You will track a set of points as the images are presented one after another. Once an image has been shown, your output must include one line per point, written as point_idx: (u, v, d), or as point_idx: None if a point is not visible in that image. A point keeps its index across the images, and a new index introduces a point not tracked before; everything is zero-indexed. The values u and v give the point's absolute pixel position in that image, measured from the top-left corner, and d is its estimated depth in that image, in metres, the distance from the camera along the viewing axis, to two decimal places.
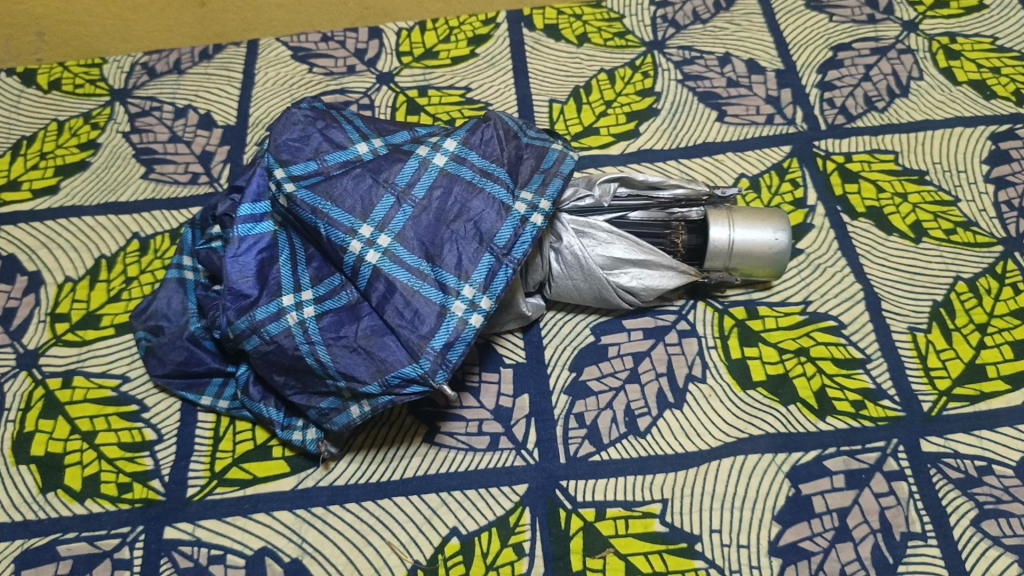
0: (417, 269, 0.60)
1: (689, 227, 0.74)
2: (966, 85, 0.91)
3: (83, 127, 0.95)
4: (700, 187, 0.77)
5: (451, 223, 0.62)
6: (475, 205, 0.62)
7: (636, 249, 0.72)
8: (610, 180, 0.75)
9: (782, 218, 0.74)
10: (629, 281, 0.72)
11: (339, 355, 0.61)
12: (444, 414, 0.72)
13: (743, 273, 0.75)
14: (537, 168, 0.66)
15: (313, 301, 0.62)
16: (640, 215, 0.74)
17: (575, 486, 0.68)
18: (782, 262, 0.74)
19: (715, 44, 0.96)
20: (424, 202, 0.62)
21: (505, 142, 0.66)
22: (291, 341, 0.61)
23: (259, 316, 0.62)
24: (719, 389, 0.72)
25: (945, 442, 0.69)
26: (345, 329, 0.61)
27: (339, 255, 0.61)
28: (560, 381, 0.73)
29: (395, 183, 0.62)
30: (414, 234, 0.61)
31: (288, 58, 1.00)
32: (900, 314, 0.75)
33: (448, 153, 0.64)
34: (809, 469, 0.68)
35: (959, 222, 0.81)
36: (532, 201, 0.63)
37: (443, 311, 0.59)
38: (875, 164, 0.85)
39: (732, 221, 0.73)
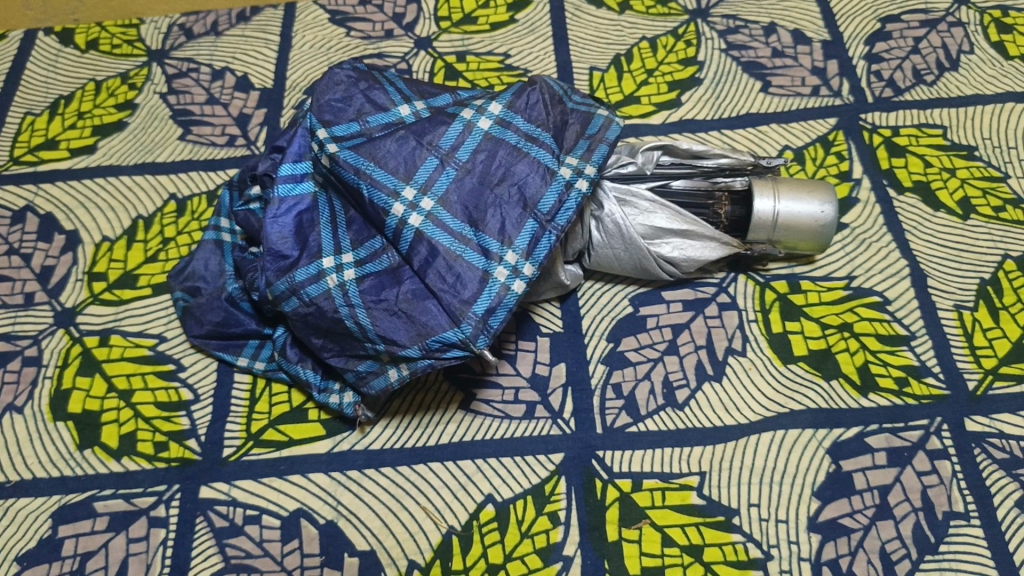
0: (460, 233, 0.59)
1: (733, 198, 0.73)
2: (1018, 60, 0.89)
3: (120, 88, 0.94)
4: (746, 157, 0.75)
5: (497, 186, 0.61)
6: (519, 169, 0.62)
7: (679, 219, 0.71)
8: (654, 148, 0.73)
9: (829, 189, 0.73)
10: (671, 251, 0.71)
11: (379, 319, 0.60)
12: (480, 380, 0.71)
13: (787, 246, 0.73)
14: (581, 134, 0.65)
15: (354, 264, 0.62)
16: (683, 184, 0.73)
17: (611, 456, 0.67)
18: (827, 235, 0.73)
19: (760, 13, 0.94)
20: (468, 165, 0.61)
21: (550, 106, 0.65)
22: (330, 303, 0.61)
23: (297, 278, 0.61)
24: (759, 362, 0.71)
25: (990, 422, 0.67)
26: (385, 293, 0.60)
27: (381, 218, 0.61)
28: (597, 351, 0.72)
29: (438, 146, 0.62)
30: (458, 197, 0.60)
31: (325, 21, 0.99)
32: (946, 292, 0.74)
33: (493, 117, 0.63)
34: (850, 446, 0.67)
35: (1009, 199, 0.79)
36: (577, 166, 0.63)
37: (487, 276, 0.58)
38: (922, 139, 0.83)
39: (777, 192, 0.72)
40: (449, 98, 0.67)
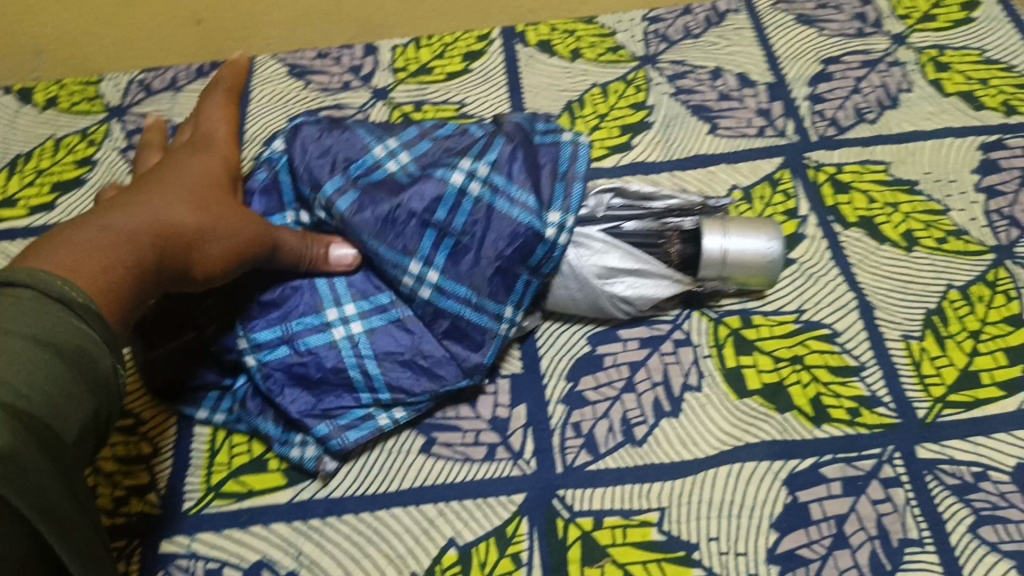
0: (463, 296, 0.69)
1: (682, 237, 0.75)
2: (955, 97, 0.92)
3: (80, 144, 0.96)
4: (695, 199, 0.78)
5: (491, 249, 0.69)
6: (507, 230, 0.69)
7: (631, 258, 0.72)
8: (604, 192, 0.76)
9: (775, 226, 0.75)
10: (624, 290, 0.73)
11: (390, 369, 0.69)
12: (440, 424, 0.72)
13: (734, 283, 0.75)
14: (554, 175, 0.70)
15: (359, 317, 0.70)
16: (633, 226, 0.76)
17: (572, 495, 0.68)
18: (774, 270, 0.74)
19: (707, 58, 0.98)
20: (466, 231, 0.69)
21: (525, 159, 0.71)
22: (332, 354, 0.69)
23: (294, 328, 0.69)
24: (715, 397, 0.72)
25: (941, 449, 0.69)
26: (394, 346, 0.69)
27: (391, 278, 0.70)
28: (556, 391, 0.73)
29: (436, 215, 0.69)
30: (461, 266, 0.69)
31: (283, 74, 1.01)
32: (893, 322, 0.76)
33: (480, 182, 0.70)
34: (805, 477, 0.68)
35: (951, 230, 0.82)
36: (561, 223, 0.69)
37: (489, 337, 0.69)
38: (865, 176, 0.86)
39: (725, 229, 0.74)
40: (429, 146, 0.75)
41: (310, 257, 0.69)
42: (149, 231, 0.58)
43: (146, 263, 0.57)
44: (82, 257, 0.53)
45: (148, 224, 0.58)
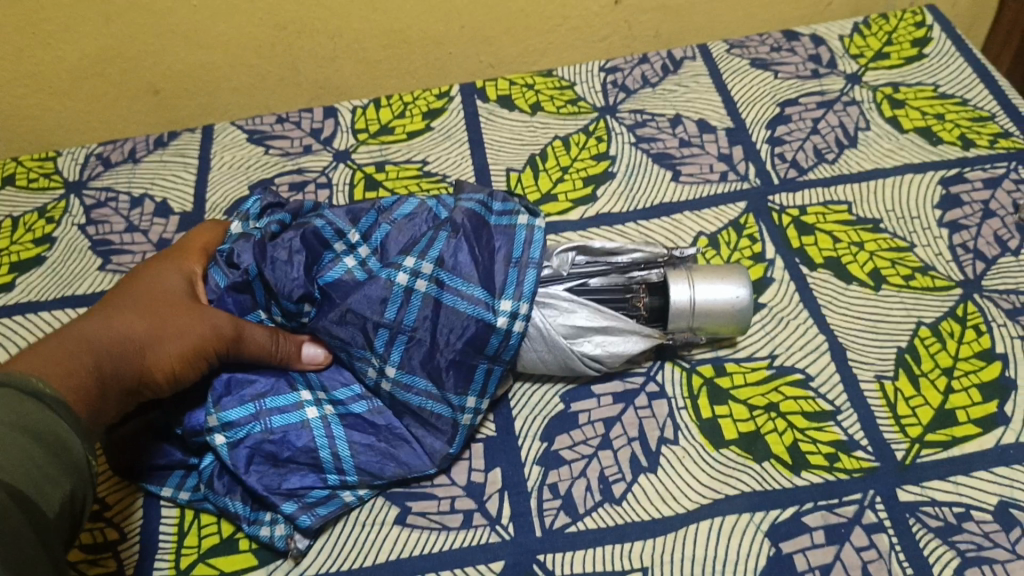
0: (428, 391, 0.68)
1: (650, 290, 0.74)
2: (913, 133, 0.93)
3: (38, 223, 0.95)
4: (660, 247, 0.77)
5: (443, 343, 0.68)
6: (460, 327, 0.68)
7: (598, 316, 0.71)
8: (568, 248, 0.75)
9: (742, 272, 0.74)
10: (593, 348, 0.72)
11: (360, 453, 0.68)
12: (414, 493, 0.70)
13: (705, 333, 0.75)
14: (508, 262, 0.69)
15: (331, 402, 0.69)
16: (599, 281, 0.75)
17: (552, 560, 0.66)
18: (745, 318, 0.74)
19: (666, 106, 0.99)
20: (416, 326, 0.68)
21: (478, 250, 0.69)
22: (304, 435, 0.68)
23: (269, 406, 0.68)
24: (692, 450, 0.71)
25: (922, 491, 0.68)
26: (365, 433, 0.69)
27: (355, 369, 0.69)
28: (532, 452, 0.72)
29: (385, 315, 0.67)
30: (415, 359, 0.68)
31: (243, 141, 1.01)
32: (866, 363, 0.76)
33: (427, 278, 0.68)
34: (788, 527, 0.67)
35: (917, 267, 0.82)
36: (512, 310, 0.68)
37: (454, 429, 0.69)
38: (829, 216, 0.86)
39: (692, 279, 0.73)
40: (388, 229, 0.72)
41: (281, 354, 0.68)
42: (102, 358, 0.60)
43: (100, 388, 0.59)
44: (49, 373, 0.55)
45: (98, 350, 0.60)
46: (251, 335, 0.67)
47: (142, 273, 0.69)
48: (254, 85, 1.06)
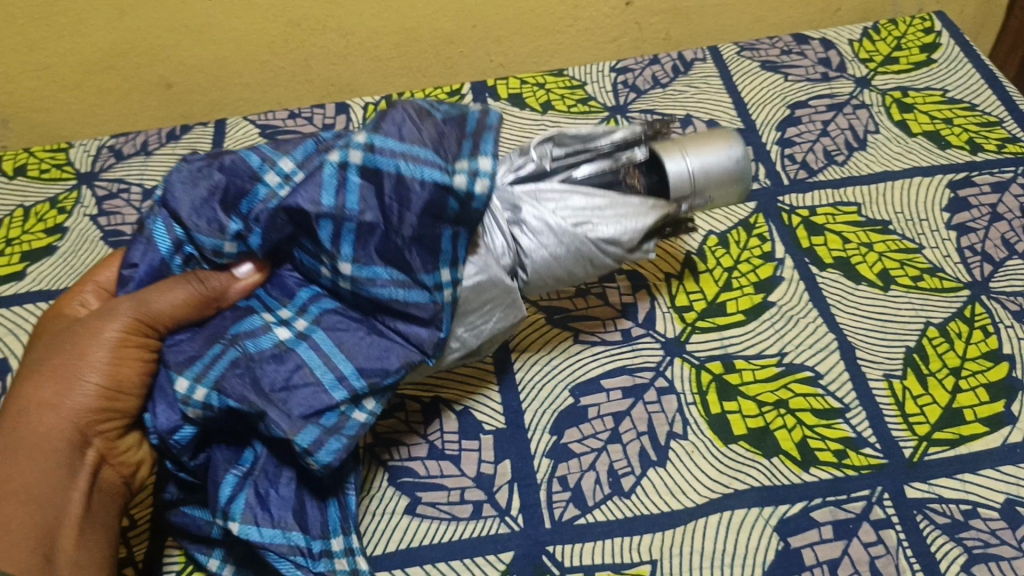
0: (392, 280, 0.61)
1: (642, 170, 0.74)
2: (921, 136, 0.94)
3: (49, 213, 0.95)
4: (637, 126, 0.75)
5: (397, 221, 0.60)
6: (414, 197, 0.60)
7: (595, 195, 0.69)
8: (544, 143, 0.74)
9: (728, 132, 0.74)
10: (601, 229, 0.68)
11: (353, 354, 0.62)
12: (424, 484, 0.71)
13: (719, 201, 0.74)
14: (461, 136, 0.63)
15: (297, 314, 0.63)
16: (586, 168, 0.73)
17: (562, 551, 0.67)
18: (741, 168, 0.74)
19: (676, 107, 0.99)
20: (362, 209, 0.60)
21: (419, 123, 0.62)
22: (279, 350, 0.61)
23: (234, 335, 0.62)
24: (701, 444, 0.72)
25: (929, 488, 0.68)
26: (346, 331, 0.63)
27: (305, 268, 0.64)
28: (541, 445, 0.72)
29: (322, 203, 0.59)
30: (370, 246, 0.61)
31: (255, 136, 1.01)
32: (875, 362, 0.76)
33: (359, 147, 0.60)
34: (796, 522, 0.67)
35: (925, 268, 0.82)
36: (469, 168, 0.61)
37: (438, 311, 0.62)
38: (838, 217, 0.87)
39: (684, 151, 0.72)
40: (313, 145, 0.65)
41: (210, 290, 0.63)
42: (20, 475, 0.60)
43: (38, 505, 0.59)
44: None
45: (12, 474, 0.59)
46: (160, 302, 0.62)
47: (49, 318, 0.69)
48: (266, 81, 1.07)
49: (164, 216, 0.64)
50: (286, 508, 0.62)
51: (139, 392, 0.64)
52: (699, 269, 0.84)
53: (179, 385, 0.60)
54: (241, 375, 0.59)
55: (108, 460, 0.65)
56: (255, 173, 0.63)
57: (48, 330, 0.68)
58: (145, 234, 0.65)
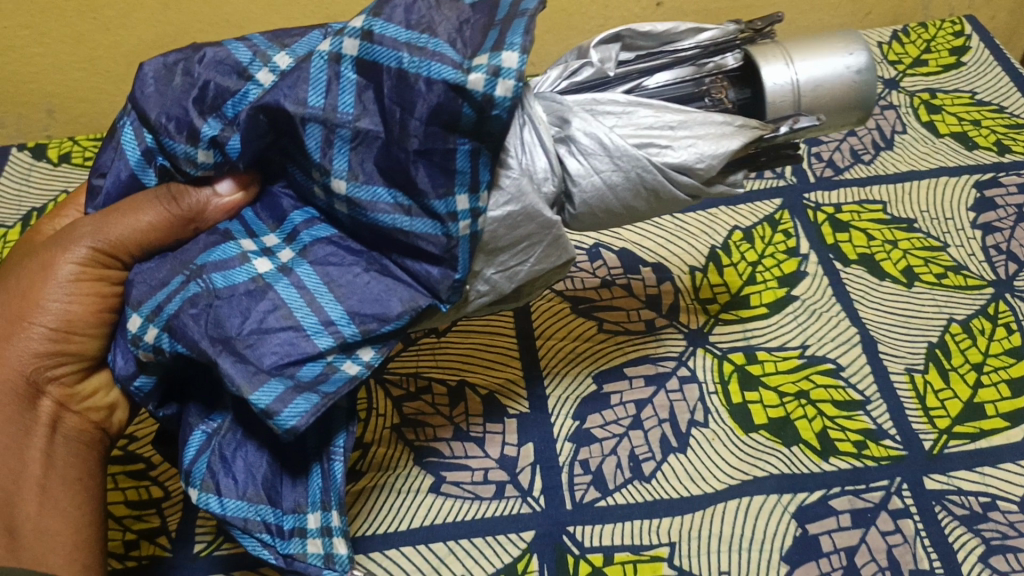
0: (395, 203, 0.50)
1: (732, 80, 0.60)
2: (949, 137, 0.94)
3: None
4: (731, 25, 0.62)
5: (400, 129, 0.48)
6: (420, 105, 0.47)
7: (666, 111, 0.55)
8: (609, 42, 0.61)
9: (848, 40, 0.59)
10: (682, 154, 0.54)
11: (346, 296, 0.51)
12: (450, 464, 0.72)
13: (829, 124, 0.60)
14: (488, 25, 0.48)
15: (286, 244, 0.53)
16: (659, 77, 0.61)
17: (582, 532, 0.68)
18: (864, 91, 0.59)
19: None
20: (358, 114, 0.48)
21: (435, 6, 0.48)
22: (256, 288, 0.50)
23: (204, 263, 0.52)
24: (722, 432, 0.73)
25: (948, 480, 0.69)
26: (337, 270, 0.52)
27: (301, 185, 0.53)
28: (564, 429, 0.74)
29: (309, 103, 0.48)
30: (369, 160, 0.49)
31: None
32: (897, 356, 0.77)
33: (356, 34, 0.48)
34: (815, 510, 0.68)
35: (950, 266, 0.83)
36: (489, 64, 0.46)
37: (451, 246, 0.50)
38: (864, 214, 0.88)
39: (790, 59, 0.58)
40: (320, 34, 0.53)
41: (183, 212, 0.54)
42: None
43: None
44: None
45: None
46: (120, 229, 0.55)
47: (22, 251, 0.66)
48: None
49: (133, 121, 0.54)
50: (253, 477, 0.57)
51: (94, 332, 0.60)
52: (723, 262, 0.85)
53: (133, 321, 0.52)
54: (198, 315, 0.50)
55: (70, 409, 0.61)
56: (244, 68, 0.51)
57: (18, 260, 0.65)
58: (114, 139, 0.55)
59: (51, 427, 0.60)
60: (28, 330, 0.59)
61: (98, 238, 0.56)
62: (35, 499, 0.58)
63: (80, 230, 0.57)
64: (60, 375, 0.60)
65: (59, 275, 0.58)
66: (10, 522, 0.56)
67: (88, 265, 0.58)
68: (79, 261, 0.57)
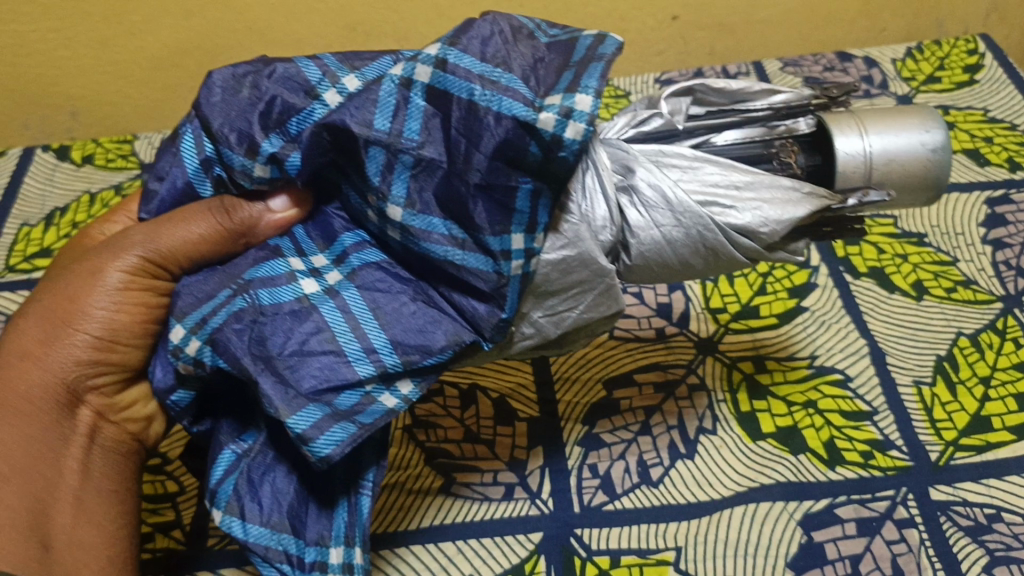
0: (450, 236, 0.49)
1: (803, 147, 0.59)
2: (960, 154, 0.95)
3: (114, 200, 1.00)
4: (806, 91, 0.62)
5: (464, 162, 0.47)
6: (487, 140, 0.46)
7: (734, 171, 0.54)
8: (680, 95, 0.61)
9: (927, 118, 0.59)
10: (746, 215, 0.53)
11: (391, 325, 0.50)
12: (460, 465, 0.73)
13: (897, 202, 0.59)
14: (563, 66, 0.48)
15: (334, 266, 0.52)
16: (729, 135, 0.60)
17: (589, 534, 0.69)
18: (937, 173, 0.58)
19: None
20: (423, 142, 0.47)
21: (512, 44, 0.49)
22: (303, 314, 0.49)
23: (251, 279, 0.52)
24: (730, 440, 0.74)
25: (954, 491, 0.69)
26: (385, 300, 0.51)
27: (355, 209, 0.53)
28: (573, 434, 0.75)
29: (374, 126, 0.47)
30: (428, 189, 0.49)
31: None
32: (905, 368, 0.77)
33: (431, 61, 0.47)
34: (820, 518, 0.68)
35: (959, 281, 0.83)
36: (562, 104, 0.45)
37: (502, 284, 0.49)
38: (875, 229, 0.89)
39: (864, 129, 0.58)
40: (391, 59, 0.51)
41: (233, 227, 0.54)
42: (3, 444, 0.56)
43: (27, 485, 0.56)
44: None
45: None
46: (170, 241, 0.55)
47: (67, 254, 0.66)
48: None
49: (194, 129, 0.53)
50: (280, 504, 0.55)
51: (136, 343, 0.59)
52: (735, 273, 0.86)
53: (175, 332, 0.52)
54: (242, 332, 0.49)
55: (107, 419, 0.61)
56: (311, 87, 0.50)
57: (59, 264, 0.64)
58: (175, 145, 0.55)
59: (89, 437, 0.61)
60: (72, 336, 0.58)
61: (148, 246, 0.56)
62: (70, 513, 0.58)
63: (129, 240, 0.57)
64: (101, 385, 0.60)
65: (104, 286, 0.58)
66: (46, 535, 0.56)
67: (136, 274, 0.57)
68: (127, 271, 0.57)
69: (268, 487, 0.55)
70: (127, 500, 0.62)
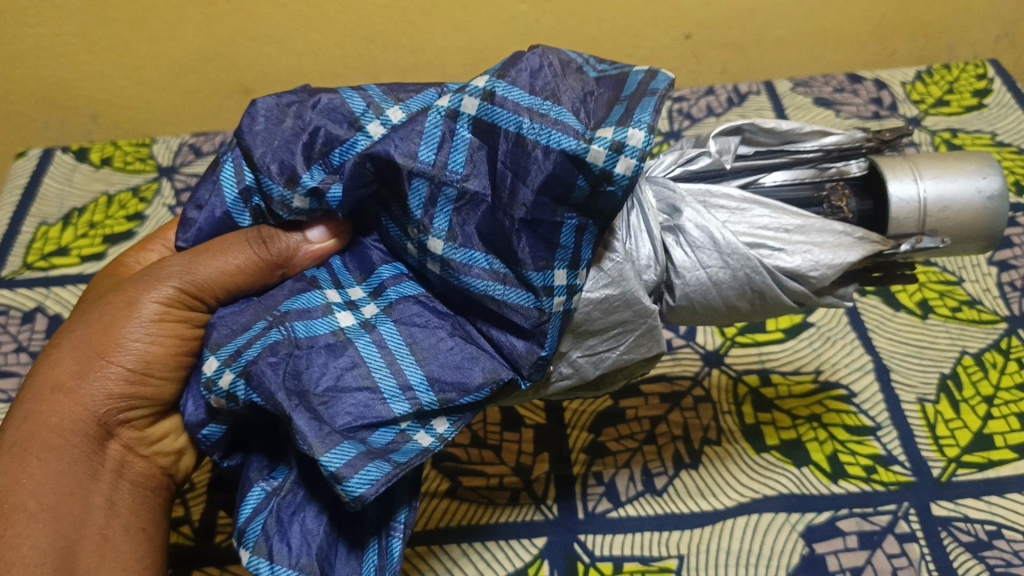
0: (491, 270, 0.49)
1: (854, 189, 0.59)
2: None
3: (131, 201, 1.02)
4: (858, 133, 0.61)
5: (509, 196, 0.48)
6: (534, 171, 0.47)
7: (784, 214, 0.54)
8: (729, 134, 0.61)
9: (983, 164, 0.57)
10: (796, 258, 0.53)
11: (429, 363, 0.51)
12: (466, 468, 0.74)
13: (951, 249, 0.58)
14: (615, 100, 0.49)
15: (371, 296, 0.53)
16: (775, 175, 0.60)
17: (593, 540, 0.70)
18: (992, 219, 0.57)
19: None
20: (467, 174, 0.49)
21: (562, 75, 0.50)
22: (342, 351, 0.50)
23: (289, 310, 0.51)
24: (735, 451, 0.74)
25: (955, 507, 0.70)
26: (423, 335, 0.52)
27: (390, 239, 0.54)
28: (579, 441, 0.76)
29: (418, 157, 0.49)
30: (470, 223, 0.49)
31: None
32: (909, 386, 0.78)
33: (479, 92, 0.48)
34: (822, 530, 0.69)
35: (964, 300, 0.84)
36: (614, 138, 0.46)
37: (542, 321, 0.49)
38: None
39: (918, 174, 0.56)
40: (436, 92, 0.52)
41: (272, 256, 0.55)
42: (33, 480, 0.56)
43: (56, 522, 0.56)
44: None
45: (23, 480, 0.56)
46: (210, 272, 0.56)
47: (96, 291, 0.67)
48: None
49: (235, 157, 0.55)
50: (309, 545, 0.53)
51: (171, 376, 0.60)
52: None
53: (209, 364, 0.51)
54: (278, 365, 0.49)
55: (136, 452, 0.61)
56: (355, 119, 0.51)
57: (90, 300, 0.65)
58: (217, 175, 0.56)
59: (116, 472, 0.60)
60: (106, 369, 0.58)
61: (186, 278, 0.57)
62: (96, 551, 0.57)
63: (166, 274, 0.58)
64: (132, 419, 0.60)
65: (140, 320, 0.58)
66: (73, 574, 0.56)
67: (172, 306, 0.58)
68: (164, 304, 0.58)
69: (297, 526, 0.53)
70: (153, 537, 0.62)
